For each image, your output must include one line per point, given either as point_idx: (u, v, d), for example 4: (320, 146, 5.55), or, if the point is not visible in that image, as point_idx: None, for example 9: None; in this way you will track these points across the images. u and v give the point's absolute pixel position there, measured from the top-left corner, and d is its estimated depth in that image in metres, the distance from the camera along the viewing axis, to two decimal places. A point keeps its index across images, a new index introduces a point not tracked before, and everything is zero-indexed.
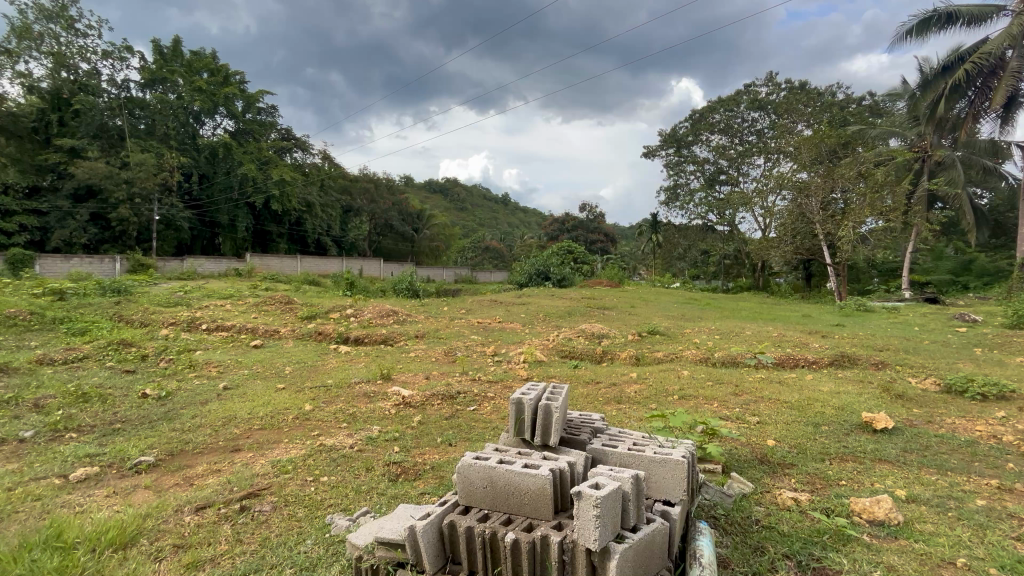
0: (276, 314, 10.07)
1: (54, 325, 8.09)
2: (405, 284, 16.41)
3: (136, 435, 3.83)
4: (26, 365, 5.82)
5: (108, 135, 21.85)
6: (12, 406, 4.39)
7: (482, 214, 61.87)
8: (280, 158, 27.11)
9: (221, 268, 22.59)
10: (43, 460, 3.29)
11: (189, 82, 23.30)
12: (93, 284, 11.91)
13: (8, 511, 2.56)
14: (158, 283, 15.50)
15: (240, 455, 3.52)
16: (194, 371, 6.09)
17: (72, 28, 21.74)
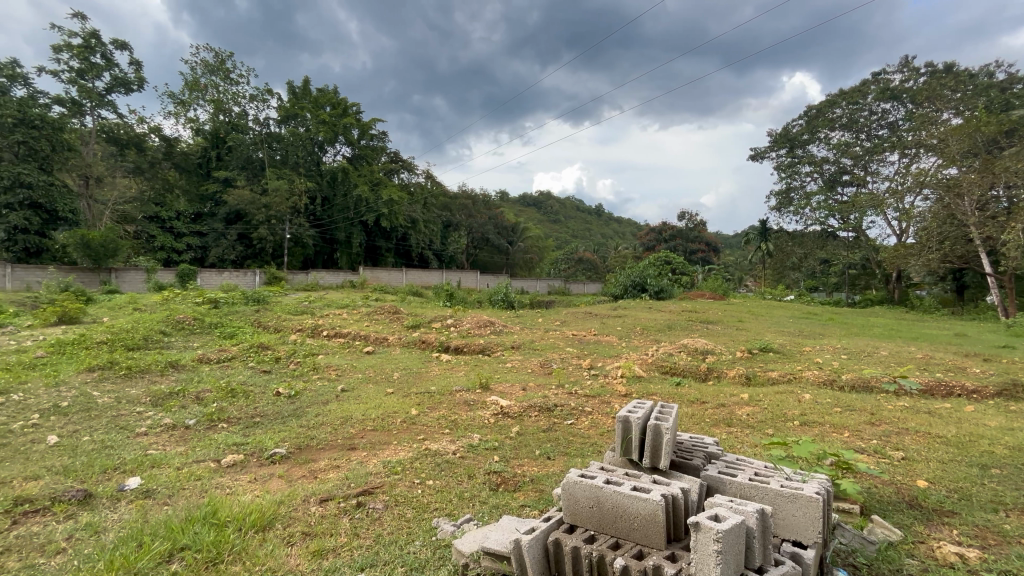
0: (385, 323, 10.86)
1: (210, 329, 9.52)
2: (501, 295, 16.82)
3: (272, 429, 4.33)
4: (190, 363, 6.90)
5: (252, 166, 25.42)
6: (180, 397, 5.21)
7: (576, 226, 61.63)
8: (389, 179, 29.49)
9: (339, 280, 25.02)
10: (203, 445, 3.86)
11: (315, 116, 26.27)
12: (239, 295, 13.84)
13: (178, 487, 3.02)
14: (289, 294, 17.58)
15: (356, 453, 3.81)
16: (317, 372, 6.78)
17: (228, 78, 25.74)
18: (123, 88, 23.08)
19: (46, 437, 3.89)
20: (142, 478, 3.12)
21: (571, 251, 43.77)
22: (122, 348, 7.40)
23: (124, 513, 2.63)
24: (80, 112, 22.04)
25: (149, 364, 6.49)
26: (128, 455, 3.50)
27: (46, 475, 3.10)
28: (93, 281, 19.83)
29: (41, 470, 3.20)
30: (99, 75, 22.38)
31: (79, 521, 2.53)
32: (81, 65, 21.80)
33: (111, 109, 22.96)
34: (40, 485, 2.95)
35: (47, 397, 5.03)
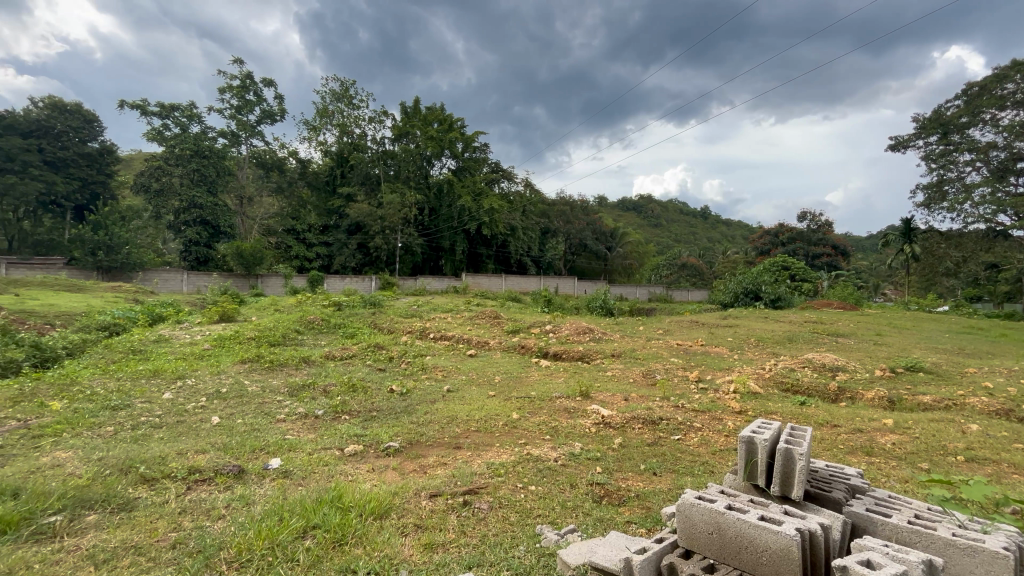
0: (486, 327, 11.20)
1: (335, 328, 10.60)
2: (599, 302, 16.51)
3: (386, 423, 4.67)
4: (319, 359, 7.74)
5: (370, 181, 27.87)
6: (311, 389, 5.86)
7: (679, 230, 58.55)
8: (490, 189, 30.56)
9: (443, 285, 26.43)
10: (330, 434, 4.28)
11: (424, 132, 28.10)
12: (358, 298, 15.22)
13: (310, 470, 3.37)
14: (400, 298, 18.97)
15: (461, 452, 3.95)
16: (425, 372, 7.20)
17: (351, 104, 28.56)
18: (269, 119, 26.74)
19: (211, 417, 4.60)
20: (281, 459, 3.53)
21: (674, 256, 41.65)
22: (266, 344, 8.53)
23: (268, 489, 3.00)
24: (237, 142, 25.99)
25: (287, 358, 7.39)
26: (270, 438, 3.99)
27: (211, 450, 3.66)
28: (244, 285, 23.24)
29: (208, 444, 3.78)
30: (252, 110, 26.20)
31: (234, 492, 2.93)
32: (238, 102, 25.70)
33: (260, 138, 26.73)
34: (207, 457, 3.49)
35: (211, 383, 5.95)
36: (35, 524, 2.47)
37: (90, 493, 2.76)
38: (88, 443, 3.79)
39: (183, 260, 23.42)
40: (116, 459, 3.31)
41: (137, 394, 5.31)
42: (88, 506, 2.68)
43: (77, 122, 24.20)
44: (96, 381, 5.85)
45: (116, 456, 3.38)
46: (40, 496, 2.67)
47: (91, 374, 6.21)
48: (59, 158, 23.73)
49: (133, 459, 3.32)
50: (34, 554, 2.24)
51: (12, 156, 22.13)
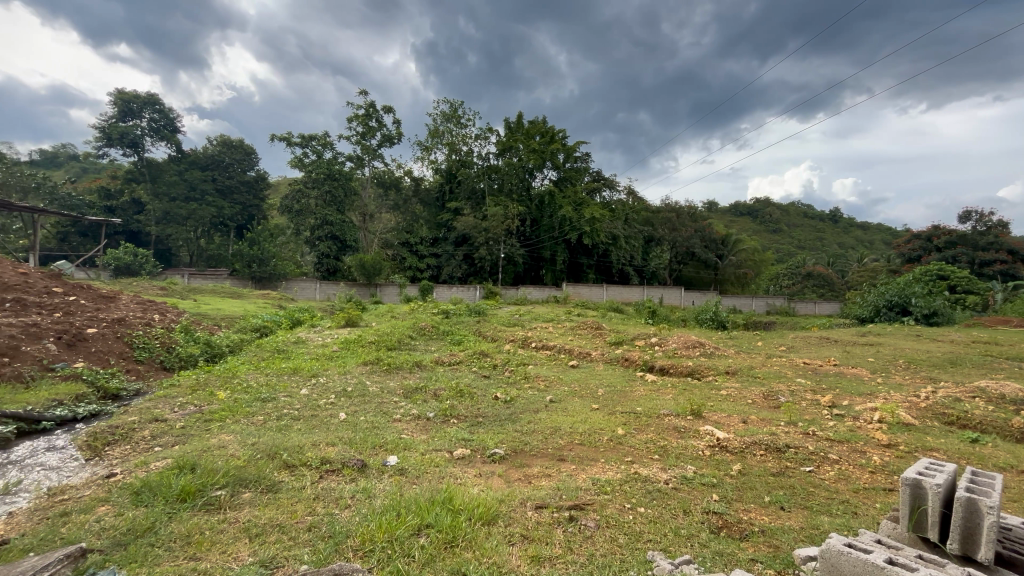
0: (587, 338, 10.99)
1: (443, 335, 11.18)
2: (709, 314, 15.39)
3: (491, 429, 4.79)
4: (430, 363, 8.22)
5: (476, 196, 29.05)
6: (423, 393, 6.23)
7: (804, 235, 52.67)
8: (592, 198, 30.26)
9: (544, 294, 26.60)
10: (440, 436, 4.49)
11: (527, 145, 28.67)
12: (463, 306, 15.91)
13: (423, 470, 3.57)
14: (503, 307, 19.49)
15: (566, 465, 3.90)
16: (528, 381, 7.26)
17: (459, 123, 30.13)
18: (388, 142, 29.27)
19: (339, 413, 5.11)
20: (397, 458, 3.78)
21: (799, 264, 37.48)
22: (384, 348, 9.27)
23: (387, 484, 3.23)
24: (361, 164, 28.82)
25: (402, 362, 7.96)
26: (388, 436, 4.30)
27: (340, 443, 4.04)
28: (366, 293, 25.67)
29: (336, 438, 4.18)
30: (374, 135, 28.91)
31: (358, 485, 3.19)
32: (362, 129, 28.52)
33: (381, 160, 29.36)
34: (336, 450, 3.86)
35: (339, 382, 6.61)
36: (206, 495, 2.92)
37: (246, 473, 3.18)
38: (244, 429, 4.42)
39: (317, 271, 26.53)
40: (265, 445, 3.79)
41: (281, 389, 6.09)
42: (244, 485, 3.10)
43: (239, 155, 28.73)
44: (250, 376, 6.82)
45: (265, 443, 3.88)
46: (210, 472, 3.15)
47: (246, 369, 7.27)
48: (226, 186, 28.32)
49: (279, 446, 3.79)
50: (206, 521, 2.64)
51: (194, 186, 26.94)
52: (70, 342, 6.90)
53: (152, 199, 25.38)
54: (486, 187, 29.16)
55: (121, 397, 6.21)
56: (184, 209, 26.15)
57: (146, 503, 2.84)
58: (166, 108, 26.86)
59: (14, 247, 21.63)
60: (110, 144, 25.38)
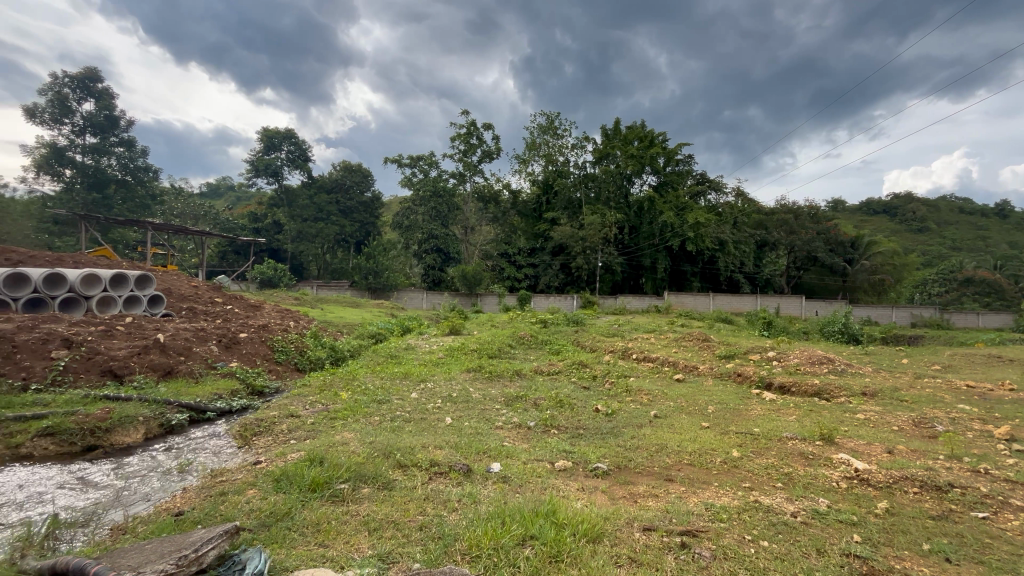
0: (694, 351, 10.30)
1: (541, 344, 11.25)
2: (837, 326, 13.64)
3: (593, 443, 4.67)
4: (530, 372, 8.29)
5: (572, 205, 28.96)
6: (524, 401, 6.29)
7: (959, 234, 44.64)
8: (696, 202, 28.59)
9: (645, 304, 25.59)
10: (541, 446, 4.49)
11: (624, 151, 27.93)
12: (561, 316, 15.82)
13: (525, 479, 3.58)
14: (602, 317, 19.11)
15: (674, 485, 3.66)
16: (630, 395, 6.97)
17: (555, 134, 30.32)
18: (488, 158, 30.40)
19: (445, 418, 5.34)
20: (500, 465, 3.84)
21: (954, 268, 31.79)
22: (486, 355, 9.57)
23: (491, 491, 3.30)
24: (463, 180, 30.24)
25: (502, 370, 8.13)
26: (491, 443, 4.39)
27: (447, 447, 4.21)
28: (468, 303, 26.82)
29: (443, 442, 4.37)
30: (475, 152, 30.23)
31: (463, 489, 3.30)
32: (464, 147, 29.95)
33: (481, 175, 30.56)
34: (443, 453, 4.03)
35: (445, 388, 6.93)
36: (332, 487, 3.20)
37: (365, 470, 3.44)
38: (363, 428, 4.81)
39: (424, 282, 28.37)
40: (382, 445, 4.08)
41: (394, 392, 6.55)
42: (363, 481, 3.35)
43: (357, 178, 31.80)
44: (367, 379, 7.44)
45: (381, 443, 4.17)
46: (335, 466, 3.45)
47: (364, 372, 7.94)
48: (348, 207, 31.51)
49: (393, 446, 4.05)
50: (332, 511, 2.90)
51: (321, 208, 30.32)
52: (228, 345, 8.07)
53: (289, 221, 29.05)
54: (583, 196, 28.90)
55: (265, 394, 7.13)
56: (314, 228, 29.54)
57: (284, 490, 3.20)
58: (300, 141, 30.66)
59: (189, 264, 26.11)
60: (258, 174, 29.58)
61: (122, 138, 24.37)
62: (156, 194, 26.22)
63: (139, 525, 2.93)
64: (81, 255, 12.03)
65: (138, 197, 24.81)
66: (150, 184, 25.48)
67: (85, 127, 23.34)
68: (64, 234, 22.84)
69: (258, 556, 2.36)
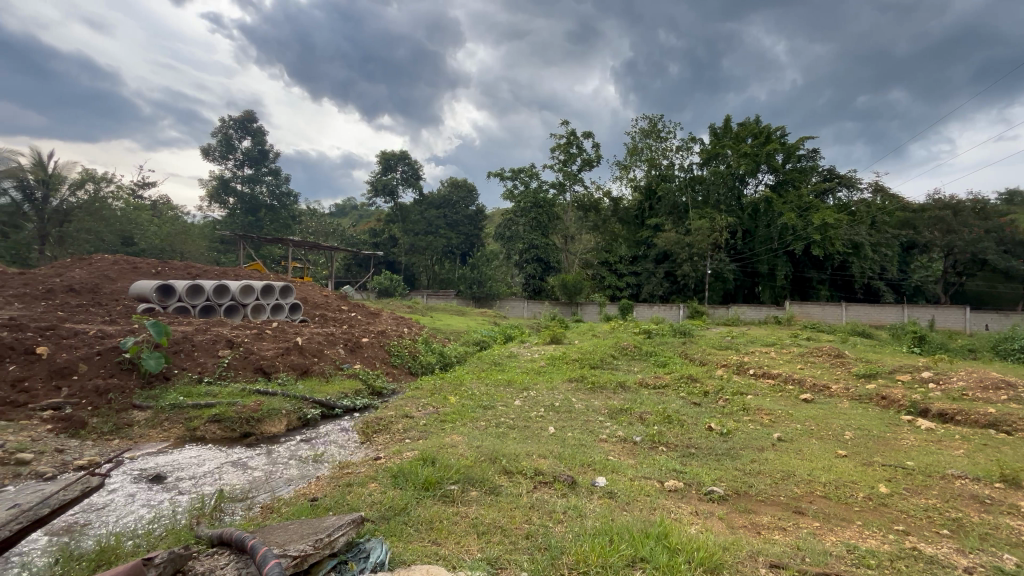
0: (824, 367, 9.14)
1: (646, 356, 10.78)
2: (1018, 344, 11.22)
3: (706, 464, 4.33)
4: (634, 385, 7.95)
5: (678, 210, 27.52)
6: (629, 415, 6.05)
7: None
8: (823, 202, 25.64)
9: (762, 314, 23.37)
10: (649, 463, 4.28)
11: (736, 150, 25.92)
12: (667, 327, 15.03)
13: (633, 497, 3.43)
14: (712, 328, 17.84)
15: (806, 520, 3.25)
16: (748, 414, 6.37)
17: (659, 137, 29.20)
18: (588, 166, 30.17)
19: (548, 427, 5.34)
20: (606, 479, 3.73)
21: None
22: (588, 366, 9.42)
23: (596, 506, 3.21)
24: (563, 190, 30.28)
25: (605, 381, 7.92)
26: (596, 456, 4.28)
27: (550, 457, 4.19)
28: (568, 312, 26.73)
29: (546, 451, 4.36)
30: (574, 161, 30.20)
31: (569, 501, 3.25)
32: (564, 157, 30.07)
33: (581, 184, 30.38)
34: (548, 463, 4.02)
35: (547, 397, 6.93)
36: (442, 488, 3.36)
37: (473, 473, 3.56)
38: (470, 432, 4.99)
39: (525, 291, 28.87)
40: (488, 450, 4.18)
41: (498, 398, 6.72)
42: (471, 484, 3.47)
43: (463, 193, 33.49)
44: (473, 385, 7.69)
45: (487, 448, 4.28)
46: (446, 467, 3.61)
47: (471, 378, 8.26)
48: (454, 220, 33.27)
49: (499, 452, 4.13)
50: (443, 511, 3.04)
51: (431, 222, 32.37)
52: (353, 348, 8.91)
53: (403, 235, 31.54)
54: (690, 200, 27.34)
55: (383, 394, 7.76)
56: (424, 241, 31.71)
57: (401, 486, 3.42)
58: (412, 161, 33.17)
59: (322, 276, 29.49)
60: (376, 194, 32.53)
61: (271, 169, 28.37)
62: (296, 216, 30.05)
63: (283, 506, 3.33)
64: (240, 269, 14.15)
65: (282, 219, 28.62)
66: (291, 207, 29.28)
67: (244, 162, 27.64)
68: (227, 251, 27.13)
69: (380, 547, 2.55)
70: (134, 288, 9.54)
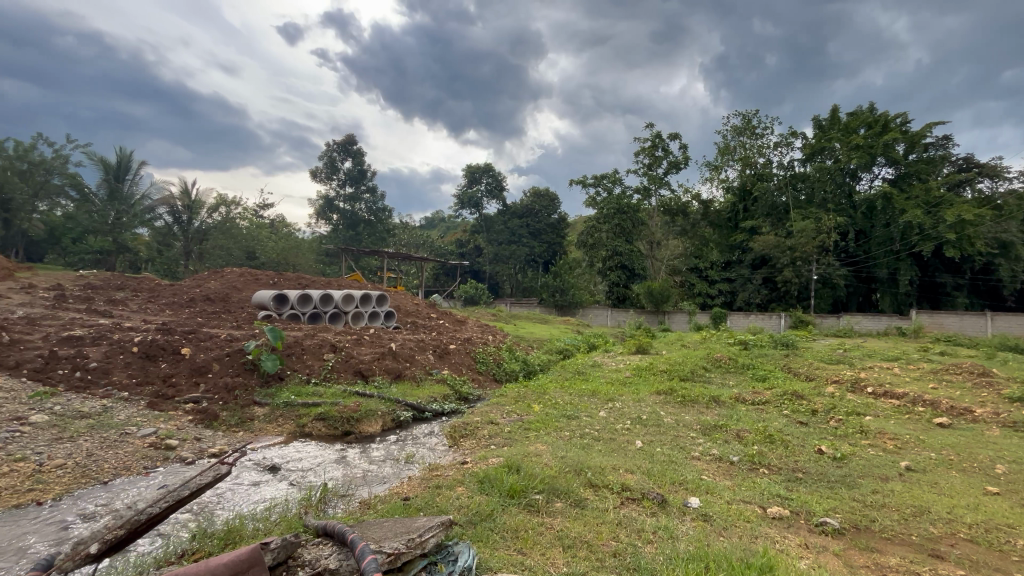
0: (965, 388, 7.85)
1: (744, 369, 10.01)
2: None
3: (818, 491, 3.90)
4: (729, 400, 7.41)
5: (777, 211, 25.41)
6: (724, 432, 5.64)
7: None
8: (957, 195, 22.30)
9: (881, 325, 20.70)
10: (748, 485, 3.96)
11: (845, 142, 23.39)
12: (767, 337, 13.83)
13: (731, 522, 3.18)
14: (821, 340, 16.10)
15: (946, 566, 2.80)
16: (866, 438, 5.65)
17: (754, 134, 27.28)
18: (675, 168, 28.92)
19: (635, 441, 5.15)
20: (700, 501, 3.49)
21: None
22: (677, 378, 8.96)
23: (690, 528, 3.02)
24: (649, 195, 29.27)
25: (697, 395, 7.45)
26: (688, 475, 4.04)
27: (637, 472, 4.03)
28: (654, 321, 25.70)
29: (634, 466, 4.20)
30: (660, 164, 29.10)
31: (659, 521, 3.09)
32: (649, 160, 29.11)
33: (668, 188, 29.16)
34: (635, 479, 3.86)
35: (633, 409, 6.69)
36: (527, 497, 3.36)
37: (558, 484, 3.52)
38: (555, 442, 4.97)
39: (609, 299, 28.21)
40: (573, 461, 4.12)
41: (583, 408, 6.61)
42: (556, 494, 3.43)
43: (546, 202, 33.66)
44: (557, 394, 7.63)
45: (572, 458, 4.23)
46: (531, 476, 3.62)
47: (554, 387, 8.21)
48: (537, 229, 33.47)
49: (584, 464, 4.05)
50: (528, 521, 3.04)
51: (514, 232, 32.87)
52: (441, 354, 9.29)
53: (487, 245, 32.46)
54: (791, 200, 25.13)
55: (470, 400, 7.99)
56: (508, 250, 32.30)
57: (487, 491, 3.49)
58: (496, 172, 34.05)
59: (413, 285, 31.15)
60: (463, 206, 33.82)
61: (369, 186, 30.67)
62: (391, 229, 32.11)
63: (379, 503, 3.55)
64: (342, 279, 15.39)
65: (379, 232, 30.72)
66: (386, 222, 31.34)
67: (345, 181, 30.18)
68: (331, 263, 29.65)
69: (467, 552, 2.59)
70: (256, 296, 10.77)
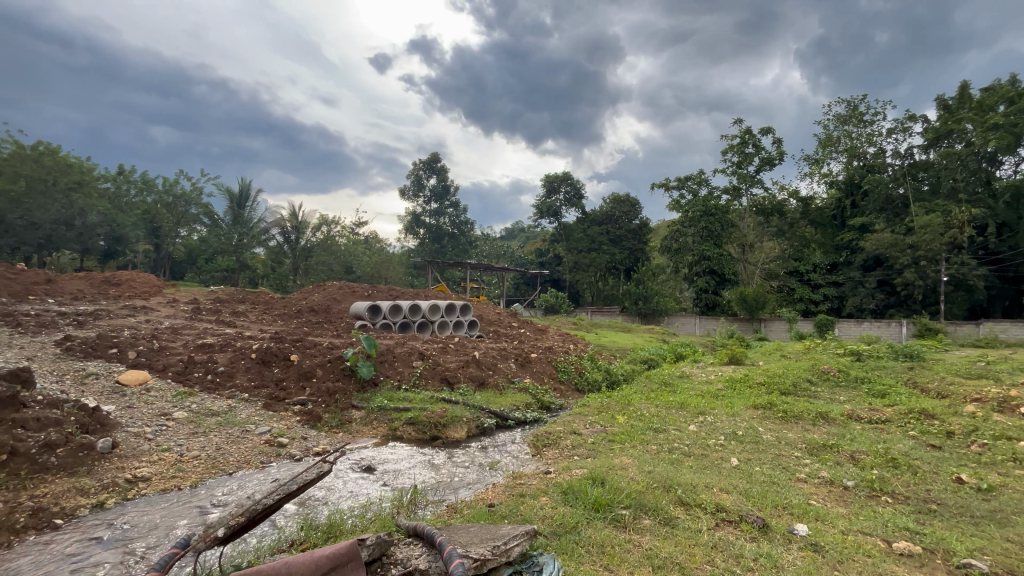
0: None
1: (856, 383, 8.96)
2: None
3: (958, 527, 3.35)
4: (840, 417, 6.66)
5: (893, 205, 22.57)
6: (835, 453, 5.07)
7: None
8: None
9: None
10: (866, 514, 3.53)
11: (979, 122, 20.29)
12: (885, 348, 12.25)
13: (847, 555, 2.84)
14: (955, 351, 13.96)
15: None
16: (1022, 467, 4.77)
17: (862, 121, 24.83)
18: (768, 164, 26.88)
19: (730, 458, 4.79)
20: (809, 528, 3.16)
21: None
22: (777, 392, 8.20)
23: (798, 558, 2.75)
24: (739, 195, 27.38)
25: (800, 411, 6.79)
26: (793, 498, 3.68)
27: (734, 492, 3.75)
28: (749, 329, 23.93)
29: (730, 485, 3.91)
30: (751, 161, 27.22)
31: (760, 547, 2.85)
32: (738, 158, 27.35)
33: (760, 186, 27.13)
34: (731, 499, 3.60)
35: (727, 424, 6.24)
36: (613, 511, 3.26)
37: (646, 500, 3.38)
38: (641, 455, 4.78)
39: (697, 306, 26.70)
40: (661, 477, 3.93)
41: (670, 422, 6.29)
42: (644, 511, 3.30)
43: (626, 208, 32.79)
44: (642, 405, 7.34)
45: (660, 474, 4.04)
46: (616, 490, 3.51)
47: (639, 398, 7.92)
48: (618, 235, 32.67)
49: (673, 480, 3.85)
50: (615, 536, 2.95)
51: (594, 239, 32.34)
52: (523, 363, 9.37)
53: (567, 253, 32.28)
54: (911, 192, 22.21)
55: (552, 409, 7.96)
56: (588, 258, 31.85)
57: (572, 503, 3.43)
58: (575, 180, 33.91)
59: (495, 294, 31.72)
60: (542, 216, 34.03)
61: (452, 201, 31.95)
62: (473, 241, 33.11)
63: (466, 507, 3.64)
64: (428, 290, 16.11)
65: (462, 244, 31.87)
66: (468, 234, 32.39)
67: (431, 198, 31.76)
68: (418, 275, 31.18)
69: (552, 563, 2.58)
70: (352, 307, 11.62)
